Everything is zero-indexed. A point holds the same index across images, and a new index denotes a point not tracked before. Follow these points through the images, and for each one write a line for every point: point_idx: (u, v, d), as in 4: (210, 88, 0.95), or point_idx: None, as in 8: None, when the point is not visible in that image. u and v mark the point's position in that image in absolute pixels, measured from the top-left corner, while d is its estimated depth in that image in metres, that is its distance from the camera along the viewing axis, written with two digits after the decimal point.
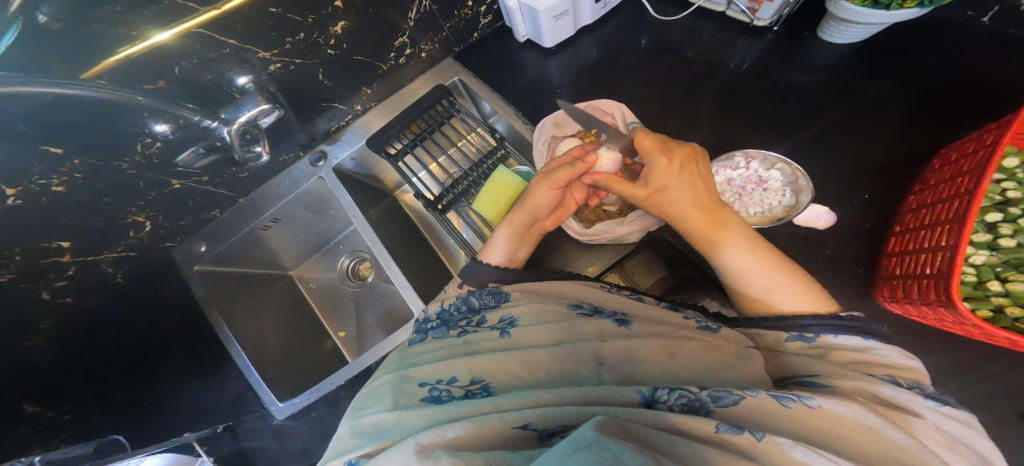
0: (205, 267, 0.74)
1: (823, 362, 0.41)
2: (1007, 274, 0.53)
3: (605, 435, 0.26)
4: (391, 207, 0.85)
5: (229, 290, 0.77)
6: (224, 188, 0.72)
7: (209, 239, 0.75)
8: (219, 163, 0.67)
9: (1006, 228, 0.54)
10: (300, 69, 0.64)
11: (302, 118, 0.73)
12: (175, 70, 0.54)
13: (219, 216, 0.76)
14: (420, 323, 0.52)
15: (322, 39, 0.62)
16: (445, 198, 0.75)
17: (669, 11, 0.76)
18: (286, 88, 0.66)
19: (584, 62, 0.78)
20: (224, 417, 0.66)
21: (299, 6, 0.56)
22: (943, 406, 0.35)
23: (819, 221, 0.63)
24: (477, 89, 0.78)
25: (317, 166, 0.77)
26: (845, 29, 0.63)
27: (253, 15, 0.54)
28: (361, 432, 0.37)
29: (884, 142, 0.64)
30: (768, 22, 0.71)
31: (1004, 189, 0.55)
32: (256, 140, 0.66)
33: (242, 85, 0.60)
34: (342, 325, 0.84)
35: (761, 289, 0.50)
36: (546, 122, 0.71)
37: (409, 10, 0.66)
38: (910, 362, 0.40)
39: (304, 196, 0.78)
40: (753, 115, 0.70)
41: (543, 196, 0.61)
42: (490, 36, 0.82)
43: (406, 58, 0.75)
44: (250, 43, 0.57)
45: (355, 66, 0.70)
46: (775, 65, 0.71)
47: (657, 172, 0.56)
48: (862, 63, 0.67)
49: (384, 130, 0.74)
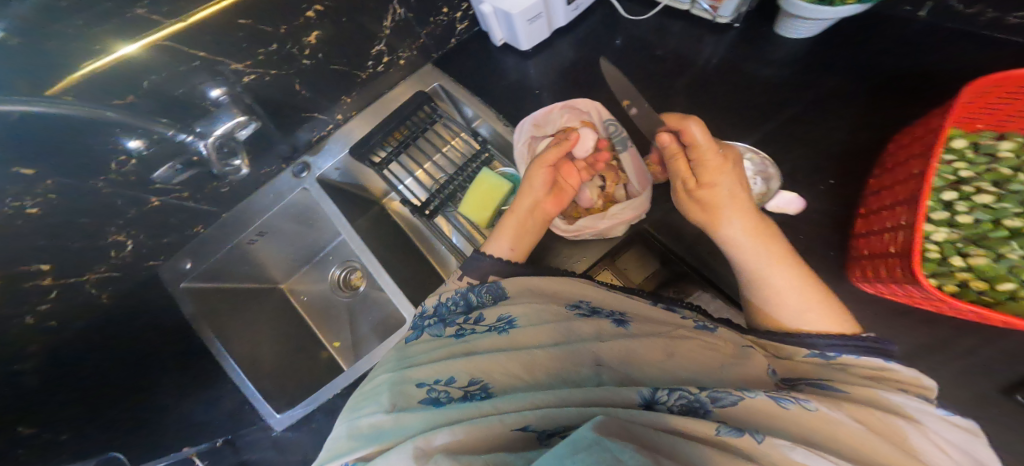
0: (193, 284, 0.72)
1: (837, 373, 0.42)
2: (968, 249, 0.54)
3: (603, 434, 0.26)
4: (380, 216, 0.85)
5: (218, 304, 0.75)
6: (206, 202, 0.71)
7: (195, 254, 0.72)
8: (202, 176, 0.66)
9: (962, 206, 0.56)
10: (276, 80, 0.63)
11: (281, 130, 0.72)
12: (146, 84, 0.52)
13: (204, 231, 0.74)
14: (418, 320, 0.52)
15: (297, 49, 0.61)
16: (432, 203, 0.74)
17: (638, 10, 0.77)
18: (262, 99, 0.65)
19: (561, 64, 0.79)
20: (224, 431, 0.68)
21: (269, 18, 0.54)
22: (952, 416, 0.37)
23: (790, 207, 0.65)
24: (458, 94, 0.77)
25: (301, 177, 0.76)
26: (800, 24, 0.65)
27: (221, 27, 0.51)
28: (359, 435, 0.37)
29: (852, 132, 0.66)
30: (729, 19, 0.72)
31: (955, 169, 0.57)
32: (234, 153, 0.65)
33: (216, 97, 0.59)
34: (335, 334, 0.84)
35: (797, 306, 0.49)
36: (525, 123, 0.71)
37: (384, 18, 0.65)
38: (923, 379, 0.41)
39: (290, 209, 0.76)
40: (726, 110, 0.71)
41: (539, 175, 0.66)
42: (468, 42, 0.81)
43: (384, 66, 0.75)
44: (220, 56, 0.55)
45: (332, 76, 0.69)
46: (744, 60, 0.72)
47: (710, 169, 0.56)
48: (828, 55, 0.69)
49: (366, 138, 0.74)
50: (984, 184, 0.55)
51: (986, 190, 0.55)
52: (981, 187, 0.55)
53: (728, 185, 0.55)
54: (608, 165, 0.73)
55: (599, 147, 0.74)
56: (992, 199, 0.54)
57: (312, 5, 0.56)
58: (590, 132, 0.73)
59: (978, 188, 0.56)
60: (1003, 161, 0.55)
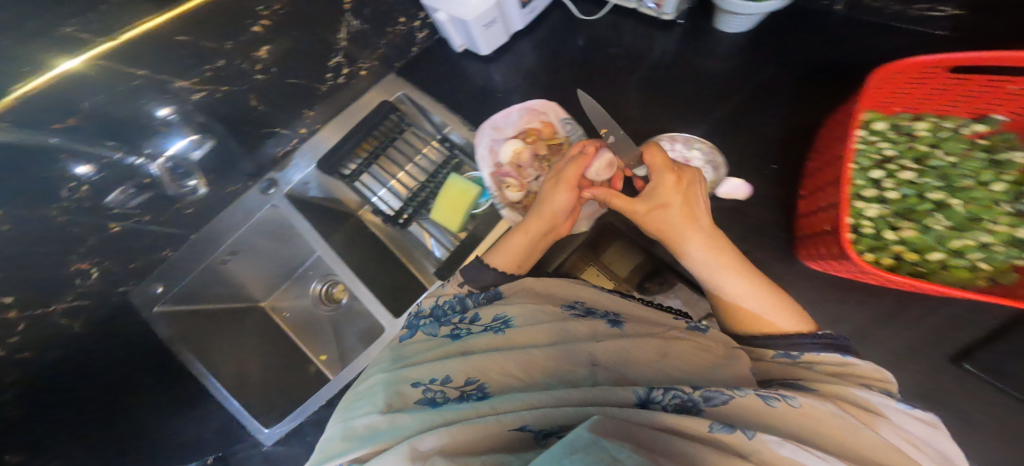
0: (167, 307, 0.69)
1: (807, 371, 0.44)
2: (898, 223, 0.56)
3: (599, 434, 0.27)
4: (357, 228, 0.82)
5: (195, 326, 0.71)
6: (170, 226, 0.67)
7: (166, 277, 0.69)
8: (158, 197, 0.62)
9: (889, 182, 0.58)
10: (228, 96, 0.60)
11: (245, 147, 0.69)
12: (85, 105, 0.49)
13: (172, 255, 0.69)
14: (412, 319, 0.51)
15: (247, 64, 0.58)
16: (405, 212, 0.76)
17: (592, 10, 0.78)
18: (216, 117, 0.62)
19: (524, 66, 0.79)
20: (212, 449, 0.70)
21: (210, 32, 0.52)
22: (914, 409, 0.39)
23: (738, 193, 0.67)
24: (425, 104, 0.77)
25: (268, 194, 0.72)
26: (734, 20, 0.66)
27: (160, 44, 0.49)
28: (354, 435, 0.38)
29: (797, 117, 0.68)
30: (673, 15, 0.72)
31: (880, 148, 0.60)
32: (190, 174, 0.64)
33: (165, 116, 0.56)
34: (321, 348, 0.82)
35: (755, 309, 0.50)
36: (484, 126, 0.72)
37: (338, 30, 0.64)
38: (886, 375, 0.43)
39: (261, 226, 0.73)
40: (682, 104, 0.73)
41: (561, 196, 0.60)
42: (431, 49, 0.80)
43: (346, 77, 0.73)
44: (165, 74, 0.52)
45: (290, 90, 0.67)
46: (696, 54, 0.73)
47: (664, 188, 0.55)
48: (776, 44, 0.70)
49: (333, 151, 0.72)
50: (907, 162, 0.58)
51: (909, 167, 0.58)
52: (905, 165, 0.58)
53: (687, 200, 0.54)
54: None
55: (559, 146, 0.74)
56: (914, 176, 0.57)
57: (258, 19, 0.54)
58: (549, 132, 0.74)
59: (901, 166, 0.58)
60: (921, 140, 0.58)
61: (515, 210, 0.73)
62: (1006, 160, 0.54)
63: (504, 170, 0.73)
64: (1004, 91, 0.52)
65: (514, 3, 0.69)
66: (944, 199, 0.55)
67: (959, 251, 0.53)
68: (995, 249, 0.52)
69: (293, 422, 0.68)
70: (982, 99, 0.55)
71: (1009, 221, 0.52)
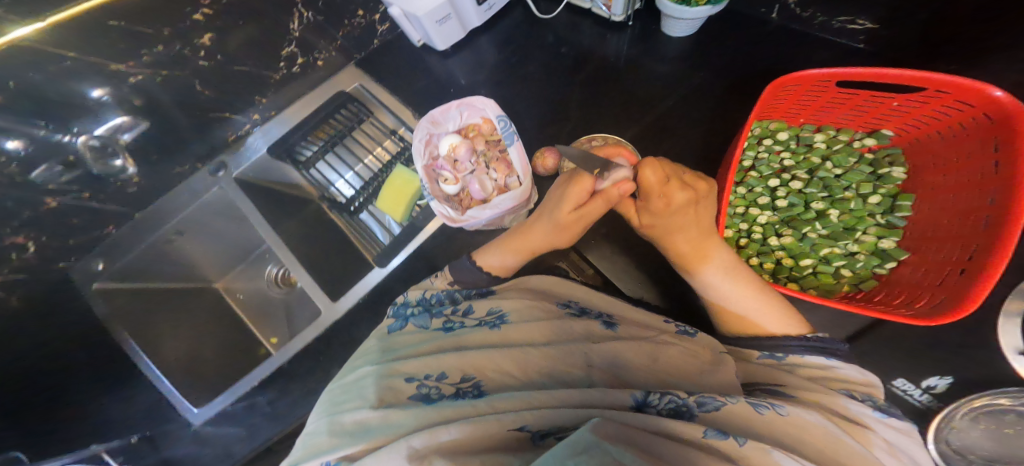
0: (107, 285, 0.62)
1: (790, 374, 0.43)
2: (781, 230, 0.64)
3: (602, 436, 0.28)
4: (316, 215, 0.76)
5: (135, 310, 0.64)
6: (112, 203, 0.60)
7: (108, 254, 0.62)
8: (85, 177, 0.55)
9: (782, 191, 0.65)
10: (170, 81, 0.55)
11: (195, 129, 0.63)
12: (12, 84, 0.44)
13: (116, 232, 0.63)
14: (399, 309, 0.53)
15: (190, 50, 0.54)
16: (357, 199, 0.73)
17: (549, 8, 0.76)
18: (155, 102, 0.56)
19: (483, 62, 0.77)
20: (140, 427, 0.60)
21: (149, 19, 0.48)
22: (888, 417, 0.39)
23: None
24: (385, 98, 0.73)
25: (217, 176, 0.67)
26: (674, 23, 0.66)
27: (84, 26, 0.44)
28: (342, 432, 0.36)
29: (731, 124, 0.69)
30: (623, 17, 0.71)
31: (783, 158, 0.66)
32: (117, 153, 0.57)
33: (99, 97, 0.51)
34: (274, 330, 0.77)
35: (741, 309, 0.50)
36: (422, 123, 0.65)
37: (289, 21, 0.61)
38: (871, 379, 0.43)
39: (209, 207, 0.68)
40: (624, 105, 0.72)
41: (555, 232, 0.55)
42: (393, 42, 0.77)
43: (301, 67, 0.69)
44: (97, 56, 0.48)
45: (242, 78, 0.62)
46: (645, 56, 0.73)
47: (653, 212, 0.51)
48: (722, 44, 0.70)
49: (287, 136, 0.69)
50: (800, 172, 0.65)
51: (800, 177, 0.65)
52: (796, 175, 0.65)
53: (679, 221, 0.50)
54: (502, 159, 0.67)
55: (498, 142, 0.69)
56: (803, 186, 0.64)
57: (199, 8, 0.50)
58: (489, 128, 0.68)
59: (794, 175, 0.65)
60: (816, 151, 0.65)
61: (448, 202, 0.66)
62: (886, 175, 0.62)
63: (440, 163, 0.67)
64: (890, 107, 0.58)
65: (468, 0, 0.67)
66: (824, 209, 0.63)
67: (827, 257, 0.63)
68: (858, 257, 0.62)
69: (224, 403, 0.63)
70: (875, 113, 0.60)
71: (875, 232, 0.62)
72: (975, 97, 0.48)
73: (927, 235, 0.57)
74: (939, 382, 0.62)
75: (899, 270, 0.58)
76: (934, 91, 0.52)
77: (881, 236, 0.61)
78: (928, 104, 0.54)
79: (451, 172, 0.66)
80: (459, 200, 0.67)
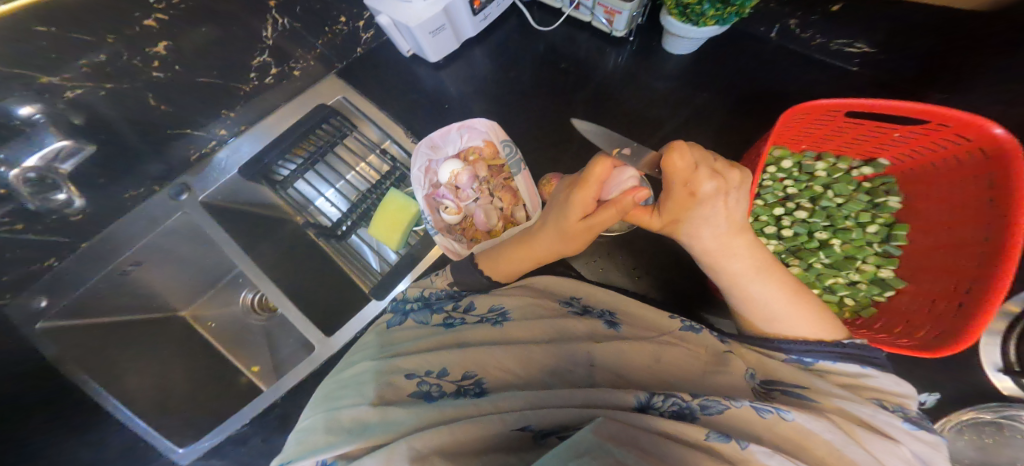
0: (52, 324, 0.57)
1: (816, 379, 0.42)
2: (788, 260, 0.67)
3: (604, 437, 0.27)
4: (294, 234, 0.74)
5: (93, 343, 0.60)
6: (53, 234, 0.55)
7: (53, 289, 0.57)
8: (20, 212, 0.50)
9: (786, 221, 0.68)
10: (114, 95, 0.51)
11: (150, 147, 0.60)
12: None
13: (59, 265, 0.58)
14: (398, 304, 0.53)
15: (140, 61, 0.51)
16: (344, 223, 0.70)
17: (547, 20, 0.79)
18: (98, 118, 0.52)
19: (474, 74, 0.79)
20: None
21: (86, 25, 0.44)
22: (919, 431, 0.38)
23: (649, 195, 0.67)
24: (366, 108, 0.74)
25: (179, 200, 0.65)
26: (679, 42, 0.69)
27: (7, 37, 0.40)
28: (337, 429, 0.35)
29: (724, 132, 0.72)
30: (624, 33, 0.73)
31: (786, 186, 0.69)
32: (58, 186, 0.52)
33: (28, 116, 0.45)
34: (252, 357, 0.74)
35: (765, 318, 0.48)
36: (421, 148, 0.66)
37: (263, 30, 0.60)
38: (904, 389, 0.43)
39: (172, 233, 0.64)
40: (630, 123, 0.74)
41: (568, 243, 0.52)
42: (376, 50, 0.78)
43: (274, 77, 0.68)
44: (23, 68, 0.43)
45: (202, 91, 0.59)
46: (641, 71, 0.75)
47: (673, 205, 0.47)
48: (715, 57, 0.74)
49: (261, 156, 0.66)
50: (803, 201, 0.68)
51: (804, 206, 0.68)
52: (800, 204, 0.68)
53: (702, 213, 0.46)
54: (507, 187, 0.68)
55: (500, 169, 0.70)
56: (807, 215, 0.68)
57: (151, 14, 0.47)
58: (491, 152, 0.70)
59: (797, 205, 0.69)
60: (817, 180, 0.68)
61: (450, 233, 0.68)
62: (883, 203, 0.65)
63: (441, 191, 0.68)
64: (891, 137, 0.61)
65: (463, 11, 0.68)
66: (828, 238, 0.66)
67: (832, 286, 0.66)
68: (859, 286, 0.65)
69: (212, 442, 0.61)
70: (873, 143, 0.64)
71: (874, 261, 0.65)
72: (973, 133, 0.51)
73: (922, 266, 0.60)
74: (929, 399, 0.62)
75: (897, 298, 0.62)
76: (935, 124, 0.54)
77: (880, 264, 0.65)
78: (930, 135, 0.56)
79: (453, 200, 0.67)
80: (461, 229, 0.69)
